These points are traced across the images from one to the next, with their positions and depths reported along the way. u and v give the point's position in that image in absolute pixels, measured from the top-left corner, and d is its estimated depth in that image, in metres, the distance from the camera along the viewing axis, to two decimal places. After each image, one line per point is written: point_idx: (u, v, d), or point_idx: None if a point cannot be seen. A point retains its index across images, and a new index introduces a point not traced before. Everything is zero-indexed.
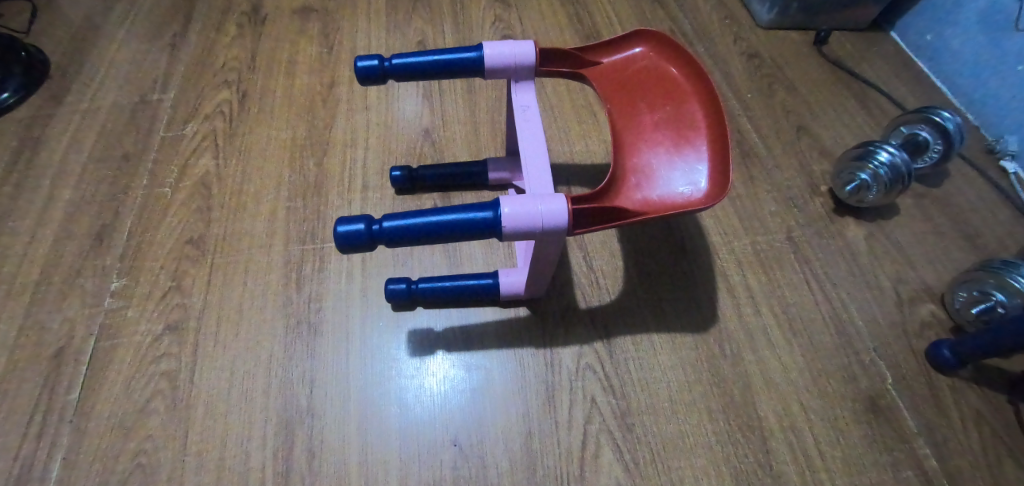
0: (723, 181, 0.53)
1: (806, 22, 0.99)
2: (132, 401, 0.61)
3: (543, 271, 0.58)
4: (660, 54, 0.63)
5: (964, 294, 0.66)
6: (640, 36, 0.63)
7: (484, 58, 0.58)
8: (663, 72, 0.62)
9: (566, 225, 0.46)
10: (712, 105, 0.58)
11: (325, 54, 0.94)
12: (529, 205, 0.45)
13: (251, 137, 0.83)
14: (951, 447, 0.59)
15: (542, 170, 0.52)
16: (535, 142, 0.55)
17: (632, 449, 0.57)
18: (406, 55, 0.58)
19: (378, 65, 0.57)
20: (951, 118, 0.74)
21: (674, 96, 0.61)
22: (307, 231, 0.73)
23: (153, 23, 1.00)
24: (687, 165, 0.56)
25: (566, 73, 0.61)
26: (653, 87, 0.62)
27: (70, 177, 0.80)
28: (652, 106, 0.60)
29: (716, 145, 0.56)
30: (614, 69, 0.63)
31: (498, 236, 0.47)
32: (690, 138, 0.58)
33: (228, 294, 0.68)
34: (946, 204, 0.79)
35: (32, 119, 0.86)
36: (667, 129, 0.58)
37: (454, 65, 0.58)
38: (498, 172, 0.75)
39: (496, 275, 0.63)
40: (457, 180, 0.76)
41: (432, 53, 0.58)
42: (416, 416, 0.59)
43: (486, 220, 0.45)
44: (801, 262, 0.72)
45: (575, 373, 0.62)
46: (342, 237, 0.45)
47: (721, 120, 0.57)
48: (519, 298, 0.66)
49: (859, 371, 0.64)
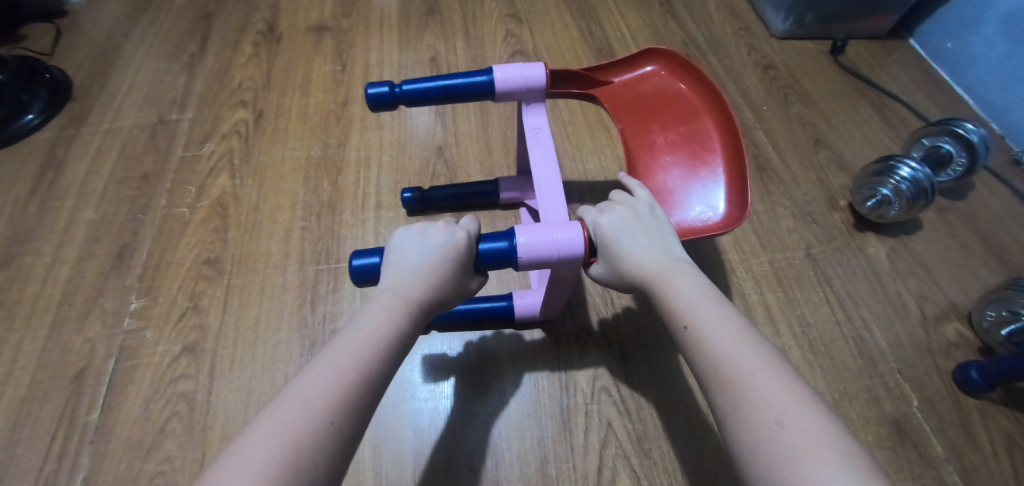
0: (740, 206, 0.54)
1: (823, 32, 0.98)
2: (150, 422, 0.62)
3: (557, 295, 0.58)
4: (672, 72, 0.62)
5: (992, 313, 0.64)
6: (651, 54, 0.62)
7: (495, 81, 0.57)
8: (676, 90, 0.62)
9: (581, 253, 0.45)
10: (727, 124, 0.58)
11: (339, 72, 0.95)
12: (544, 234, 0.45)
13: (267, 156, 0.84)
14: (982, 474, 0.57)
15: (556, 196, 0.52)
16: (548, 166, 0.55)
17: (649, 475, 0.56)
18: (417, 81, 0.58)
19: (389, 91, 0.57)
20: (975, 129, 0.73)
21: (688, 115, 0.60)
22: (322, 251, 0.74)
23: (171, 43, 1.02)
24: (703, 187, 0.56)
25: (576, 94, 0.61)
26: (666, 106, 0.61)
27: (91, 197, 0.81)
28: (666, 126, 0.60)
29: (732, 167, 0.56)
30: (625, 89, 0.62)
31: (514, 265, 0.46)
32: (705, 159, 0.58)
33: (244, 315, 0.69)
34: (971, 217, 0.77)
35: (54, 140, 0.88)
36: (681, 151, 0.58)
37: (465, 89, 0.58)
38: (510, 192, 0.75)
39: (510, 298, 0.64)
40: (468, 200, 0.76)
41: (444, 77, 0.58)
42: (431, 440, 0.59)
43: (502, 249, 0.45)
44: (821, 280, 0.70)
45: (590, 395, 0.61)
46: (357, 270, 0.47)
47: (737, 140, 0.56)
48: (533, 320, 0.66)
49: (882, 394, 0.62)
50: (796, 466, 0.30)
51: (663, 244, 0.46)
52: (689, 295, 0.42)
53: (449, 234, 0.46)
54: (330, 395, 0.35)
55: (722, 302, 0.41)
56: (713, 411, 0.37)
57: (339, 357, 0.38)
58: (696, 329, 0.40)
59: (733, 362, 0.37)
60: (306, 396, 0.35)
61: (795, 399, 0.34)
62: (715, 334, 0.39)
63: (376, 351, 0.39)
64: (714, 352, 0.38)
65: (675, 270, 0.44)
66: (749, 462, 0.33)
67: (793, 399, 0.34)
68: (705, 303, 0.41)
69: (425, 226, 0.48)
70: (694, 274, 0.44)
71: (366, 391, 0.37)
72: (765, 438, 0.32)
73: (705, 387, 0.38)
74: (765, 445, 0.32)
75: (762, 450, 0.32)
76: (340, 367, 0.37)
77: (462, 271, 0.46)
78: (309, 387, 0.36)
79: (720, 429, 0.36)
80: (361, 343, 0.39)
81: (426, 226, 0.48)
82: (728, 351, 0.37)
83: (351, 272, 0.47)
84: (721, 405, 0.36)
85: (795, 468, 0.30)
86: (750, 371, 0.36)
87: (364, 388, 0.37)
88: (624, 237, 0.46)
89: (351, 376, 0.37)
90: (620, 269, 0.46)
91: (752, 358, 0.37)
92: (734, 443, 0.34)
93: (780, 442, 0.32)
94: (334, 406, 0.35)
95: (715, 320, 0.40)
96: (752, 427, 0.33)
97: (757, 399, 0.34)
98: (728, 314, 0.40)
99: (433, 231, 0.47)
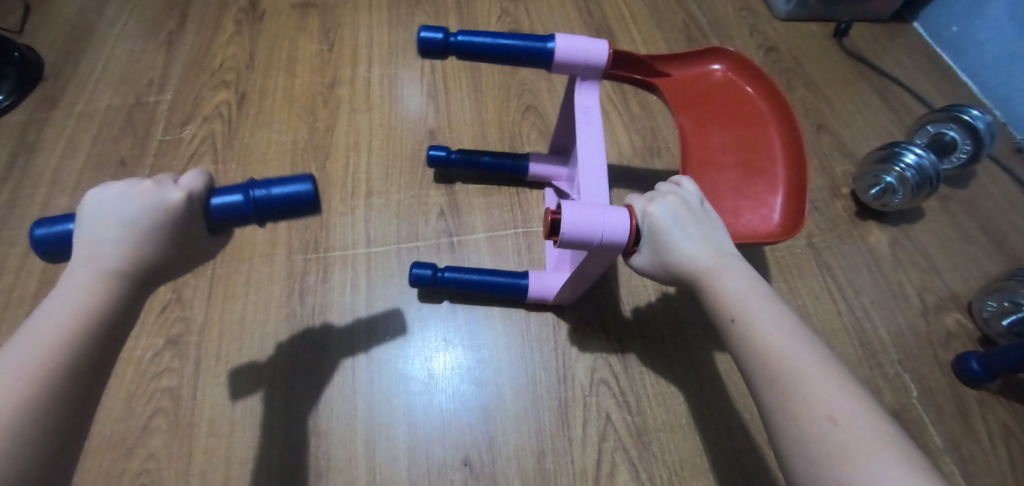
0: (798, 219, 0.55)
1: (827, 13, 0.95)
2: (131, 419, 0.59)
3: (582, 282, 0.57)
4: (738, 73, 0.62)
5: (993, 304, 0.64)
6: (720, 54, 0.62)
7: (554, 50, 0.54)
8: (740, 93, 0.61)
9: (624, 240, 0.45)
10: (791, 135, 0.58)
11: (326, 52, 0.91)
12: (590, 214, 0.44)
13: (250, 140, 0.81)
14: (978, 464, 0.57)
15: (597, 180, 0.51)
16: (593, 147, 0.53)
17: (648, 468, 0.55)
18: (474, 33, 0.54)
19: (441, 38, 0.54)
20: (981, 116, 0.71)
21: (748, 120, 0.60)
22: (310, 239, 0.71)
23: (149, 20, 0.97)
24: (759, 194, 0.57)
25: (638, 80, 0.58)
26: (726, 107, 0.61)
27: (66, 183, 0.77)
28: (725, 127, 0.59)
29: (792, 179, 0.57)
30: (686, 81, 0.61)
31: (556, 242, 0.46)
32: (762, 168, 0.58)
33: (229, 306, 0.66)
34: (973, 206, 0.76)
35: (26, 123, 0.83)
36: (738, 155, 0.58)
37: (520, 53, 0.55)
38: (539, 167, 0.74)
39: (529, 278, 0.62)
40: (498, 170, 0.74)
41: (502, 34, 0.55)
42: (428, 435, 0.58)
43: (235, 203, 0.39)
44: (823, 270, 0.69)
45: (588, 388, 0.60)
46: (38, 241, 0.40)
47: (800, 154, 0.57)
48: (547, 304, 0.64)
49: (882, 384, 0.62)
50: (851, 466, 0.29)
51: (711, 235, 0.45)
52: (739, 289, 0.40)
53: (115, 195, 0.38)
54: (0, 399, 0.30)
55: (772, 296, 0.40)
56: (759, 406, 0.36)
57: (18, 358, 0.32)
58: (745, 323, 0.38)
59: (784, 357, 0.35)
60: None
61: (852, 400, 0.33)
62: (766, 330, 0.37)
63: (70, 338, 0.33)
64: (764, 346, 0.36)
65: (726, 263, 0.42)
66: (796, 460, 0.32)
67: (849, 399, 0.32)
68: (757, 298, 0.39)
69: (126, 186, 0.38)
70: (744, 268, 0.42)
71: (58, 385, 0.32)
72: (816, 436, 0.31)
73: (751, 382, 0.37)
74: (816, 443, 0.31)
75: (811, 448, 0.31)
76: (20, 368, 0.31)
77: (182, 233, 0.38)
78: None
79: (767, 424, 0.35)
80: (49, 334, 0.33)
81: (128, 185, 0.38)
82: (779, 344, 0.36)
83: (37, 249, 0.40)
84: (768, 400, 0.35)
85: (850, 466, 0.29)
86: (803, 367, 0.34)
87: (57, 385, 0.32)
88: (673, 227, 0.44)
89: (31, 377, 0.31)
90: (667, 260, 0.44)
91: (806, 355, 0.35)
92: (781, 439, 0.33)
93: (831, 441, 0.31)
94: (13, 417, 0.30)
95: (767, 315, 0.38)
96: (802, 424, 0.32)
97: (809, 396, 0.33)
98: (780, 309, 0.39)
99: (132, 196, 0.38)
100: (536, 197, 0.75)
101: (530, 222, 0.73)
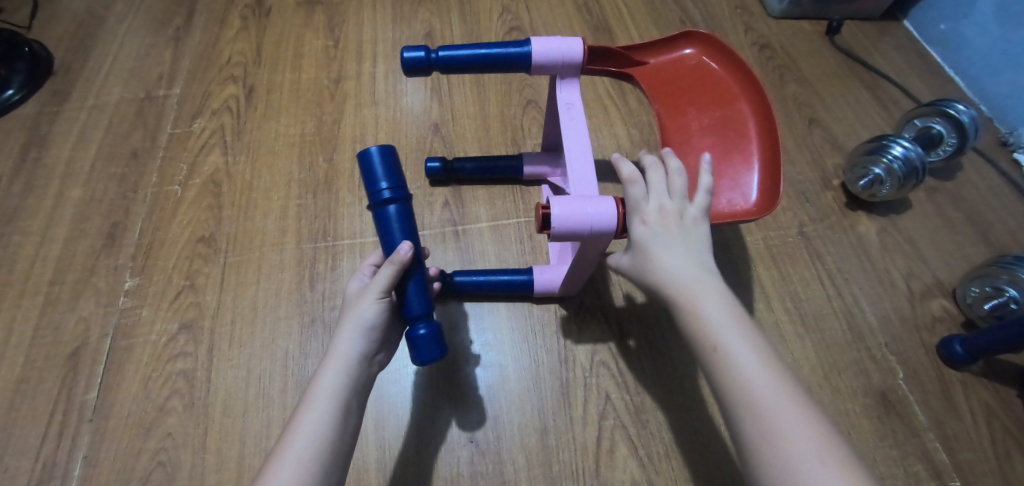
0: (772, 194, 0.56)
1: (819, 11, 0.98)
2: (150, 400, 0.61)
3: (581, 271, 0.59)
4: (709, 56, 0.64)
5: (976, 289, 0.66)
6: (690, 38, 0.64)
7: (531, 54, 0.57)
8: (712, 74, 0.63)
9: (613, 227, 0.47)
10: (763, 114, 0.60)
11: (331, 48, 0.93)
12: (577, 206, 0.47)
13: (259, 133, 0.83)
14: (961, 441, 0.60)
15: (586, 171, 0.54)
16: (579, 141, 0.56)
17: (646, 444, 0.58)
18: (453, 48, 0.57)
19: (424, 56, 0.57)
20: (966, 110, 0.74)
21: (723, 100, 0.62)
22: (319, 228, 0.73)
23: (156, 16, 0.99)
24: (735, 173, 0.58)
25: (614, 72, 0.61)
26: (702, 89, 0.63)
27: (79, 175, 0.79)
28: (701, 110, 0.61)
29: (766, 156, 0.58)
30: (661, 69, 0.63)
31: (546, 234, 0.49)
32: (738, 146, 0.59)
33: (241, 292, 0.69)
34: (958, 197, 0.79)
35: (37, 117, 0.85)
36: (715, 136, 0.60)
37: (501, 60, 0.57)
38: (534, 168, 0.75)
39: (531, 272, 0.64)
40: (493, 174, 0.76)
41: (479, 46, 0.57)
42: (433, 413, 0.60)
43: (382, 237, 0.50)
44: (813, 258, 0.72)
45: (589, 369, 0.63)
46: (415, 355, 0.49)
47: (773, 131, 0.58)
48: (552, 295, 0.66)
49: (870, 366, 0.64)
50: None
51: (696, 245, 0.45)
52: (716, 314, 0.41)
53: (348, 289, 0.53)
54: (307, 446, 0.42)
55: (746, 320, 0.41)
56: (732, 433, 0.38)
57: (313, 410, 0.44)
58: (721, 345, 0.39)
59: (757, 391, 0.37)
60: (292, 464, 0.41)
61: (818, 436, 0.35)
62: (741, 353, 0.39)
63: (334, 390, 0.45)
64: (739, 377, 0.38)
65: (705, 283, 0.43)
66: None
67: (816, 437, 0.35)
68: (731, 325, 0.40)
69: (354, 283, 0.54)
70: (723, 290, 0.43)
71: (347, 434, 0.44)
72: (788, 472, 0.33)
73: (722, 396, 0.39)
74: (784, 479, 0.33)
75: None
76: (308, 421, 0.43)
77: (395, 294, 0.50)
78: (295, 454, 0.41)
79: (739, 451, 0.37)
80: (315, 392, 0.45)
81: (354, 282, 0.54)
82: (752, 375, 0.38)
83: (425, 363, 0.49)
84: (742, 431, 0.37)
85: None
86: (774, 403, 0.36)
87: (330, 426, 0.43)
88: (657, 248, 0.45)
89: (331, 428, 0.43)
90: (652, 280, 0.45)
91: (780, 391, 0.37)
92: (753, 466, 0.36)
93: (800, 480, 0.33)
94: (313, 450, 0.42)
95: (740, 343, 0.39)
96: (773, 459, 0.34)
97: (783, 434, 0.35)
98: (753, 336, 0.40)
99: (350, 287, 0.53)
100: (536, 187, 0.77)
101: (532, 212, 0.75)
